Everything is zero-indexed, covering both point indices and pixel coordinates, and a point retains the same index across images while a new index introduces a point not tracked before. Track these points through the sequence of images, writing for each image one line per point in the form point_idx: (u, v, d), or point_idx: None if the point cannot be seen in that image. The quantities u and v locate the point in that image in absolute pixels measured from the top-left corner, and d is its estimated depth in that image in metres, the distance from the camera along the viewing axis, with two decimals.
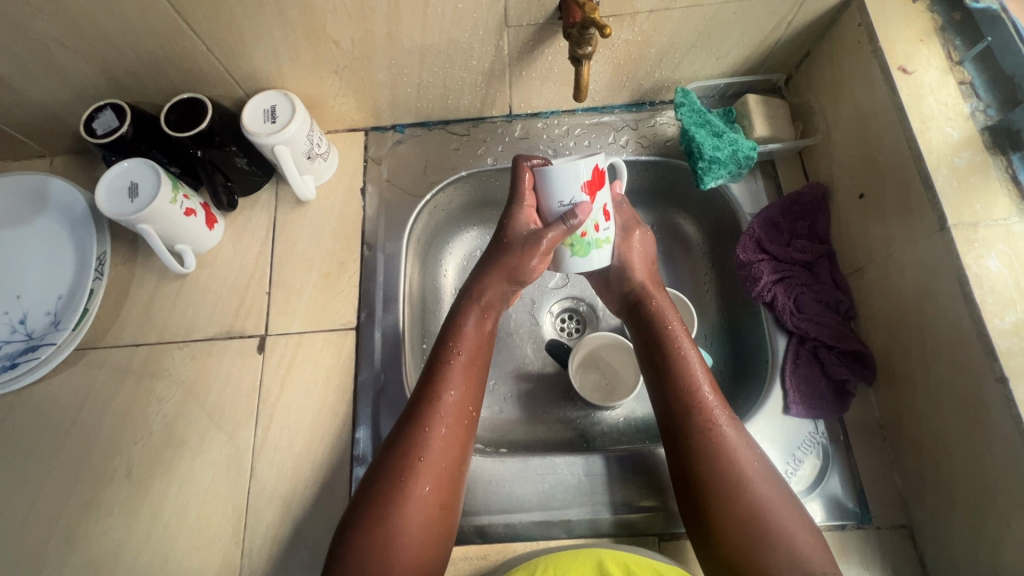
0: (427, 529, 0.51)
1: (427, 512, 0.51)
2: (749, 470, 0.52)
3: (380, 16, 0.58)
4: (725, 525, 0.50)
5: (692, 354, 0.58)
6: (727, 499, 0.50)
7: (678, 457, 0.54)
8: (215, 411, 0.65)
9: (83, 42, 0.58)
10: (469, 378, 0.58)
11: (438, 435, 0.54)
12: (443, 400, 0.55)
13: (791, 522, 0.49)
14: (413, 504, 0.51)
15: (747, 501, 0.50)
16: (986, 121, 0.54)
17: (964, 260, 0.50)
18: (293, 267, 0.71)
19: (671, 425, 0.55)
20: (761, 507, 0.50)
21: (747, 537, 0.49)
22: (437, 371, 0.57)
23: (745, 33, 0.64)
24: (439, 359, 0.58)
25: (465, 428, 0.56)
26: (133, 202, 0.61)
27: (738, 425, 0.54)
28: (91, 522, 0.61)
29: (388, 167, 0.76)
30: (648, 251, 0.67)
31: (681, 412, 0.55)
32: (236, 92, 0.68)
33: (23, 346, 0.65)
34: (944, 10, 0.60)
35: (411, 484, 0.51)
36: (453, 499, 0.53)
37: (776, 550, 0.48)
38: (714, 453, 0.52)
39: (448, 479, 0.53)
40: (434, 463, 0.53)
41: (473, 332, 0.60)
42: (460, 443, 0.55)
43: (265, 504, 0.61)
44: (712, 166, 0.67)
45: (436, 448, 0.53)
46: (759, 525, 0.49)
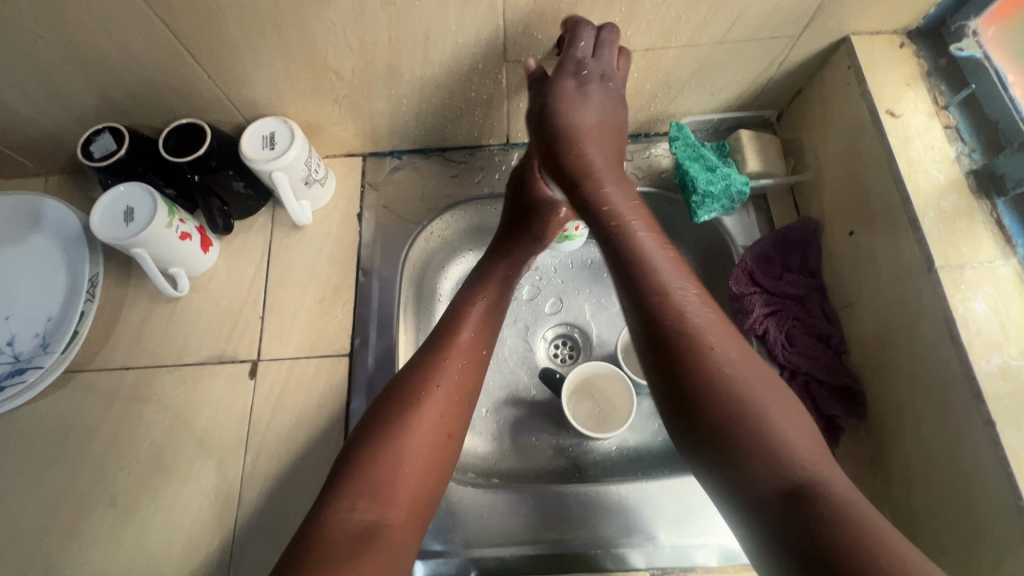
0: (433, 455, 0.51)
1: (437, 439, 0.52)
2: (730, 366, 0.47)
3: (382, 49, 0.59)
4: (711, 431, 0.46)
5: (654, 250, 0.54)
6: (710, 405, 0.46)
7: (658, 368, 0.50)
8: (205, 436, 0.64)
9: (84, 68, 0.58)
10: (484, 322, 0.61)
11: (453, 367, 0.55)
12: (459, 338, 0.58)
13: (773, 407, 0.45)
14: (423, 427, 0.51)
15: (727, 397, 0.46)
16: (971, 165, 0.56)
17: (952, 301, 0.51)
18: (288, 292, 0.71)
19: (645, 334, 0.51)
20: (745, 399, 0.46)
21: (734, 438, 0.45)
22: (455, 316, 0.60)
23: (738, 72, 0.66)
24: (463, 301, 0.61)
25: (480, 365, 0.58)
26: (128, 226, 0.61)
27: (714, 320, 0.50)
28: (74, 551, 0.59)
29: (386, 193, 0.76)
30: (597, 117, 0.60)
31: (650, 316, 0.50)
32: (235, 118, 0.68)
33: (10, 369, 0.64)
34: (929, 56, 0.62)
35: (418, 414, 0.52)
36: (458, 432, 0.54)
37: (762, 450, 0.44)
38: (690, 355, 0.48)
39: (459, 409, 0.54)
40: (446, 394, 0.54)
41: (497, 284, 0.64)
42: (471, 376, 0.57)
43: (253, 534, 0.60)
44: (706, 200, 0.68)
45: (450, 379, 0.55)
46: (742, 425, 0.45)
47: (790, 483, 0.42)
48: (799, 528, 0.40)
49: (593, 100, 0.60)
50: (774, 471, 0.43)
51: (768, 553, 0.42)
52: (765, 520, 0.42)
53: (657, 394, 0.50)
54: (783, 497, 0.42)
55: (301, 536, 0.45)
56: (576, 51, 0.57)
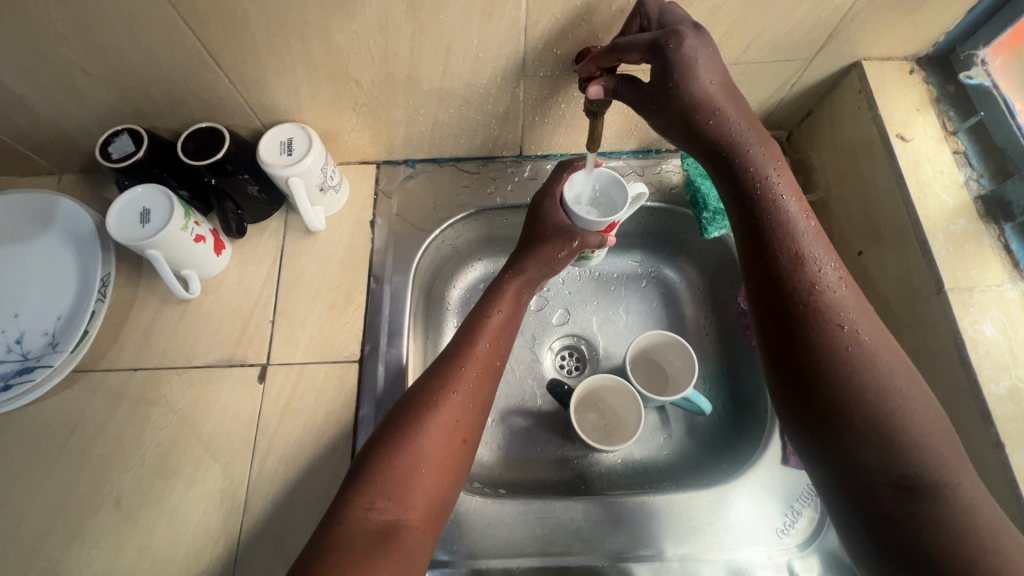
0: (449, 459, 0.51)
1: (452, 443, 0.51)
2: (865, 346, 0.46)
3: (403, 60, 0.60)
4: (837, 410, 0.45)
5: (794, 218, 0.51)
6: (840, 381, 0.45)
7: (784, 341, 0.48)
8: (212, 440, 0.64)
9: (108, 70, 0.59)
10: (501, 333, 0.61)
11: (470, 374, 0.56)
12: (477, 348, 0.58)
13: (907, 392, 0.44)
14: (439, 432, 0.51)
15: (859, 378, 0.45)
16: (980, 190, 0.57)
17: (961, 323, 0.52)
18: (299, 297, 0.71)
19: (773, 304, 0.49)
20: (882, 381, 0.45)
21: (863, 420, 0.44)
22: (472, 327, 0.60)
23: (751, 92, 0.67)
24: (478, 314, 0.61)
25: (493, 376, 0.58)
26: (143, 227, 0.61)
27: (849, 293, 0.48)
28: (75, 554, 0.59)
29: (399, 201, 0.77)
30: (716, 74, 0.53)
31: (783, 288, 0.49)
32: (253, 123, 0.69)
33: (18, 367, 0.64)
34: (938, 82, 0.64)
35: (431, 417, 0.51)
36: (475, 438, 0.54)
37: (897, 445, 0.42)
38: (822, 330, 0.47)
39: (474, 414, 0.54)
40: (463, 401, 0.54)
41: (512, 298, 0.63)
42: (488, 385, 0.57)
43: (258, 540, 0.59)
44: (717, 216, 0.72)
45: (467, 386, 0.55)
46: (878, 410, 0.43)
47: (923, 477, 0.41)
48: (922, 520, 0.40)
49: (705, 63, 0.52)
50: (909, 466, 0.42)
51: (884, 546, 0.42)
52: (883, 506, 0.42)
53: (772, 368, 0.49)
54: (907, 487, 0.41)
55: (317, 531, 0.45)
56: (643, 38, 0.51)
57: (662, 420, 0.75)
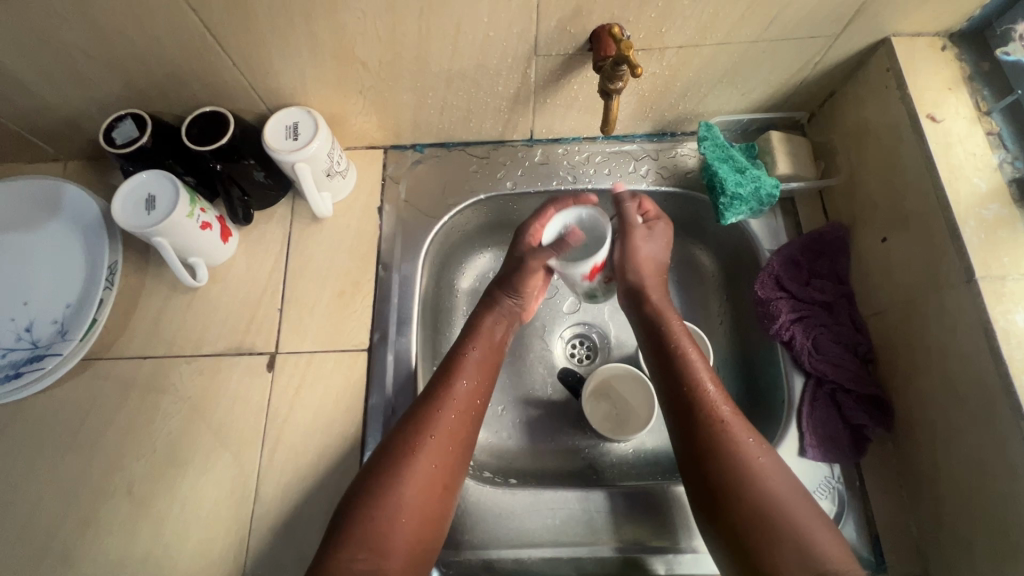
0: (427, 506, 0.52)
1: (429, 490, 0.52)
2: (764, 467, 0.51)
3: (411, 40, 0.58)
4: (738, 517, 0.50)
5: (700, 367, 0.58)
6: (748, 497, 0.50)
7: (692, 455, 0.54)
8: (222, 428, 0.63)
9: (109, 53, 0.57)
10: (482, 370, 0.61)
11: (447, 419, 0.56)
12: (456, 389, 0.58)
13: (804, 512, 0.49)
14: (416, 483, 0.52)
15: (759, 487, 0.50)
16: (1014, 173, 0.55)
17: (992, 313, 0.50)
18: (306, 285, 0.70)
19: (682, 420, 0.55)
20: (779, 496, 0.50)
21: (761, 524, 0.49)
22: (451, 364, 0.60)
23: (772, 71, 0.64)
24: (456, 351, 0.62)
25: (472, 417, 0.58)
26: (149, 214, 0.61)
27: (749, 425, 0.54)
28: (89, 539, 0.59)
29: (406, 186, 0.75)
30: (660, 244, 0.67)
31: (688, 408, 0.55)
32: (258, 107, 0.67)
33: (28, 355, 0.64)
34: (972, 59, 0.61)
35: (412, 463, 0.53)
36: (454, 482, 0.55)
37: (784, 549, 0.48)
38: (726, 446, 0.52)
39: (453, 458, 0.55)
40: (439, 448, 0.54)
41: (488, 334, 0.64)
42: (465, 429, 0.57)
43: (270, 528, 0.60)
44: (735, 202, 0.67)
45: (444, 431, 0.55)
46: (770, 520, 0.49)
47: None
48: None
49: (658, 232, 0.67)
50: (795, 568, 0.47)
51: None
52: None
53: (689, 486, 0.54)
54: None
55: None
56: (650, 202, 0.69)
57: None
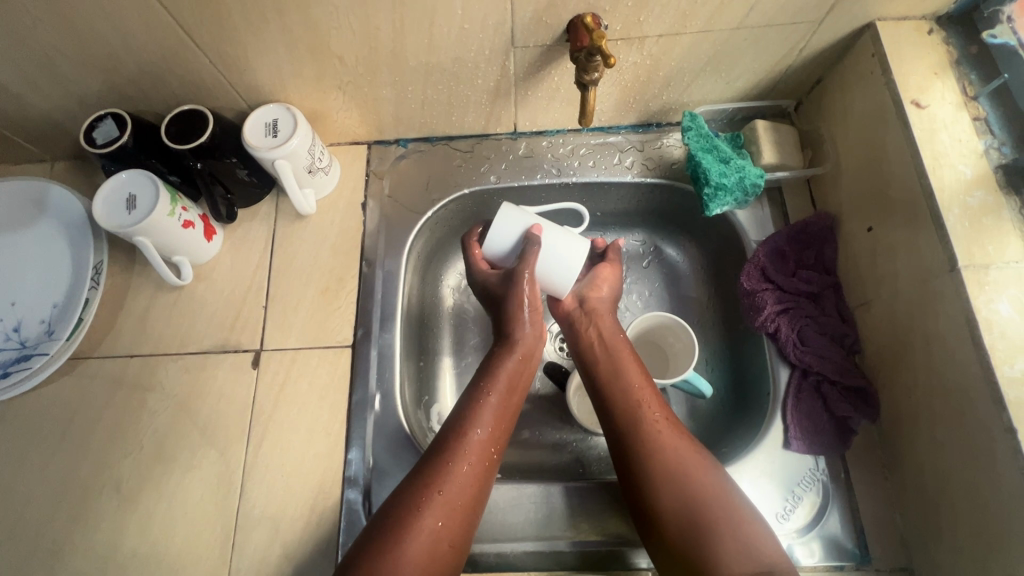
0: (434, 567, 0.48)
1: (435, 545, 0.49)
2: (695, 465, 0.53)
3: (386, 34, 0.57)
4: (672, 522, 0.50)
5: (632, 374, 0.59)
6: (676, 499, 0.51)
7: (624, 465, 0.55)
8: (207, 426, 0.64)
9: (85, 53, 0.57)
10: (498, 419, 0.57)
11: (460, 470, 0.53)
12: (470, 439, 0.55)
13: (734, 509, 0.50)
14: (423, 535, 0.49)
15: (689, 490, 0.51)
16: (1001, 159, 0.53)
17: (974, 303, 0.49)
18: (291, 283, 0.71)
19: (613, 430, 0.57)
20: (707, 494, 0.51)
21: (697, 525, 0.49)
22: (472, 411, 0.57)
23: (756, 58, 0.63)
24: (469, 397, 0.58)
25: (485, 470, 0.54)
26: (130, 214, 0.61)
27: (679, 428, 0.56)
28: (78, 536, 0.60)
29: (390, 182, 0.75)
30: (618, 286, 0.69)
31: (619, 417, 0.57)
32: (239, 104, 0.67)
33: (17, 355, 0.65)
34: (959, 43, 0.59)
35: (423, 515, 0.49)
36: (463, 542, 0.51)
37: (721, 547, 0.48)
38: (654, 449, 0.54)
39: (464, 515, 0.51)
40: (451, 500, 0.51)
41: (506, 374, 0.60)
42: (478, 484, 0.53)
43: (255, 524, 0.60)
44: (718, 193, 0.66)
45: (455, 483, 0.52)
46: (705, 519, 0.49)
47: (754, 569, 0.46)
48: None
49: (610, 275, 0.68)
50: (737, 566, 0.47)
51: None
52: None
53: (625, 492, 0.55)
54: None
55: None
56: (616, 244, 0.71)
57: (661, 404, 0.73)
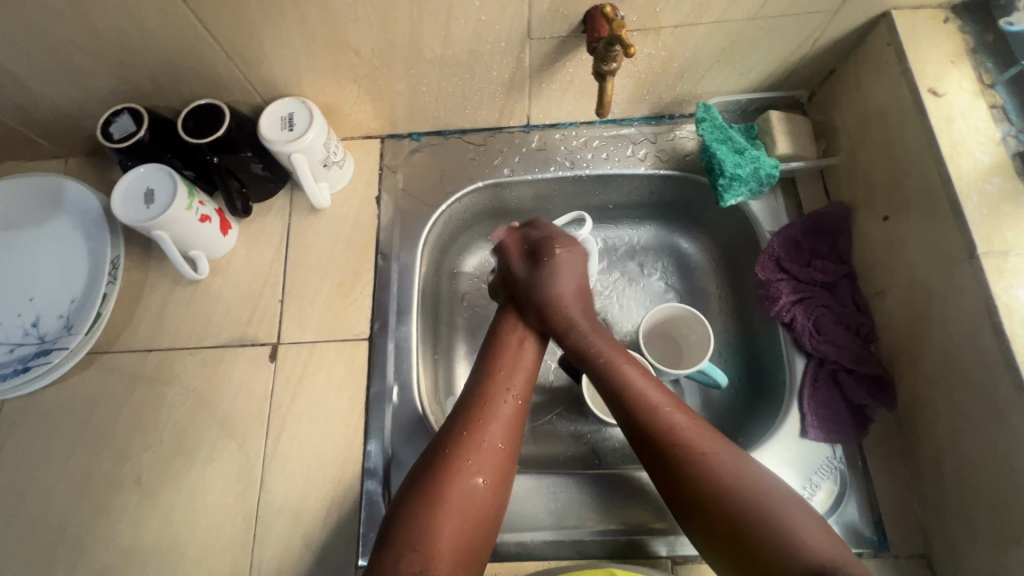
0: (472, 504, 0.49)
1: (472, 482, 0.50)
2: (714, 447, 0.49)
3: (403, 26, 0.58)
4: (714, 519, 0.46)
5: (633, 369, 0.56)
6: (702, 484, 0.47)
7: (653, 464, 0.50)
8: (226, 418, 0.64)
9: (103, 48, 0.57)
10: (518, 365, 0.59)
11: (488, 415, 0.54)
12: (496, 380, 0.57)
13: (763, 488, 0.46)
14: (461, 481, 0.49)
15: (711, 473, 0.47)
16: (1018, 146, 0.54)
17: (994, 289, 0.49)
18: (307, 276, 0.71)
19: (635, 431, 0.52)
20: (724, 472, 0.47)
21: (739, 523, 0.45)
22: (491, 355, 0.60)
23: (771, 49, 0.63)
24: (491, 344, 0.61)
25: (515, 411, 0.55)
26: (148, 208, 0.61)
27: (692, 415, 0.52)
28: (100, 529, 0.60)
29: (404, 176, 0.75)
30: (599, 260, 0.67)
31: (637, 413, 0.52)
32: (254, 99, 0.67)
33: (36, 350, 0.65)
34: (975, 31, 0.59)
35: (457, 453, 0.51)
36: (502, 480, 0.52)
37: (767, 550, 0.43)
38: (669, 437, 0.50)
39: (498, 455, 0.52)
40: (485, 445, 0.52)
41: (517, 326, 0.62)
42: (510, 425, 0.54)
43: (275, 516, 0.60)
44: (733, 183, 0.66)
45: (485, 428, 0.53)
46: (744, 521, 0.45)
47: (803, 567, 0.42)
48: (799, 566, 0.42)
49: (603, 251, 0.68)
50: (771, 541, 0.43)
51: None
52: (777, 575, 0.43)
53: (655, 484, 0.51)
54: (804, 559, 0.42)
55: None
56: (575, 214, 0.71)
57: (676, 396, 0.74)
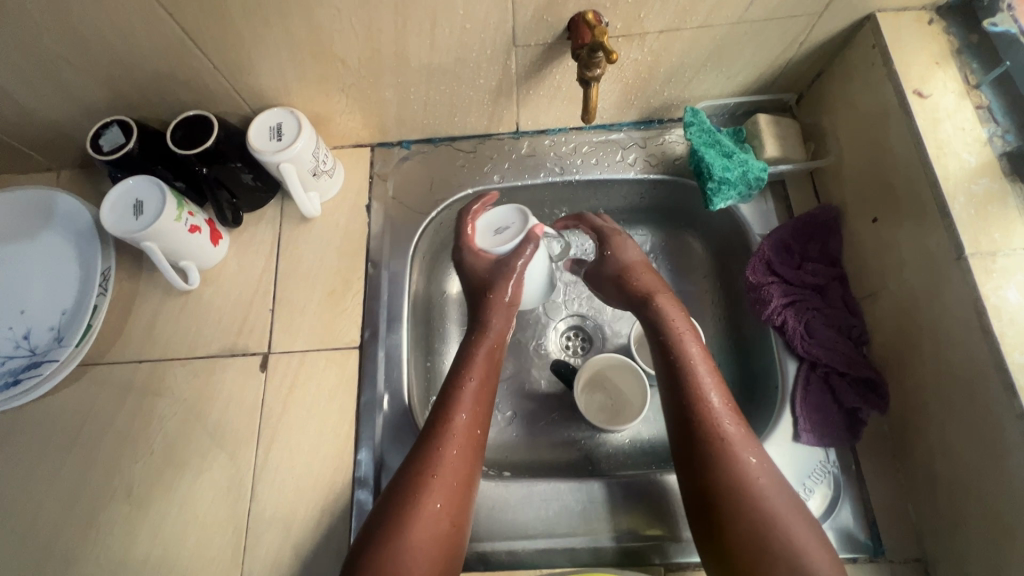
0: (437, 546, 0.49)
1: (437, 527, 0.49)
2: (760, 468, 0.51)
3: (388, 35, 0.58)
4: (726, 534, 0.49)
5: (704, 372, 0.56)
6: (744, 501, 0.49)
7: (689, 465, 0.52)
8: (217, 429, 0.64)
9: (91, 62, 0.58)
10: (480, 400, 0.57)
11: (451, 453, 0.53)
12: (456, 422, 0.55)
13: (791, 518, 0.48)
14: (425, 521, 0.49)
15: (752, 495, 0.49)
16: (1004, 147, 0.53)
17: (982, 290, 0.49)
18: (297, 285, 0.71)
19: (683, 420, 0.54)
20: (762, 497, 0.49)
21: (756, 531, 0.48)
22: (450, 394, 0.57)
23: (757, 52, 0.64)
24: (451, 383, 0.58)
25: (475, 449, 0.55)
26: (137, 219, 0.61)
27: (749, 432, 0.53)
28: (90, 542, 0.60)
29: (394, 184, 0.75)
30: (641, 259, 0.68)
31: (697, 419, 0.53)
32: (243, 110, 0.68)
33: (27, 362, 0.65)
34: (960, 32, 0.59)
35: (422, 499, 0.50)
36: (464, 517, 0.52)
37: (777, 563, 0.47)
38: (722, 445, 0.51)
39: (460, 496, 0.52)
40: (449, 483, 0.52)
41: (483, 360, 0.60)
42: (469, 466, 0.54)
43: (266, 526, 0.60)
44: (723, 187, 0.66)
45: (448, 467, 0.52)
46: (764, 527, 0.48)
47: None
48: None
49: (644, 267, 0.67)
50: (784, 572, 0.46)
51: None
52: None
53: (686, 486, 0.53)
54: None
55: None
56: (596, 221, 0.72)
57: None
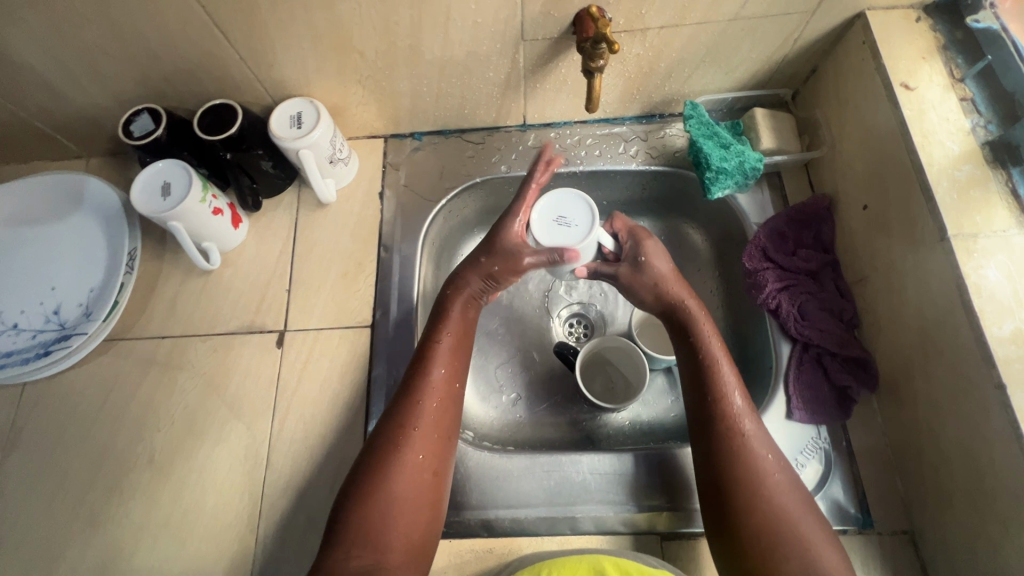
0: (419, 494, 0.53)
1: (418, 476, 0.53)
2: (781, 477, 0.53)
3: (404, 28, 0.61)
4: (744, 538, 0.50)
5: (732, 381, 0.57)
6: (766, 507, 0.51)
7: (711, 471, 0.54)
8: (235, 401, 0.67)
9: (126, 52, 0.62)
10: (455, 359, 0.60)
11: (430, 408, 0.56)
12: (432, 378, 0.58)
13: (808, 527, 0.50)
14: (407, 472, 0.53)
15: (773, 503, 0.51)
16: (986, 136, 0.56)
17: (964, 269, 0.51)
18: (313, 267, 0.74)
19: (708, 427, 0.56)
20: (780, 503, 0.51)
21: (773, 536, 0.50)
22: (426, 353, 0.60)
23: (754, 48, 0.67)
24: (426, 342, 0.61)
25: (453, 403, 0.58)
26: (165, 200, 0.65)
27: (771, 441, 0.55)
28: (113, 506, 0.63)
29: (406, 172, 0.79)
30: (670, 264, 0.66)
31: (721, 428, 0.55)
32: (265, 99, 0.71)
33: (56, 336, 0.69)
34: (946, 30, 0.62)
35: (402, 450, 0.54)
36: (445, 467, 0.56)
37: (789, 561, 0.49)
38: (747, 455, 0.53)
39: (442, 448, 0.56)
40: (428, 435, 0.55)
41: (458, 317, 0.62)
42: (446, 420, 0.57)
43: (280, 492, 0.63)
44: (720, 176, 0.69)
45: (428, 420, 0.56)
46: (780, 531, 0.50)
47: None
48: None
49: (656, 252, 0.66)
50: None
51: None
52: None
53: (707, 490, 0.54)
54: None
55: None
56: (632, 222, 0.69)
57: (670, 384, 0.76)
